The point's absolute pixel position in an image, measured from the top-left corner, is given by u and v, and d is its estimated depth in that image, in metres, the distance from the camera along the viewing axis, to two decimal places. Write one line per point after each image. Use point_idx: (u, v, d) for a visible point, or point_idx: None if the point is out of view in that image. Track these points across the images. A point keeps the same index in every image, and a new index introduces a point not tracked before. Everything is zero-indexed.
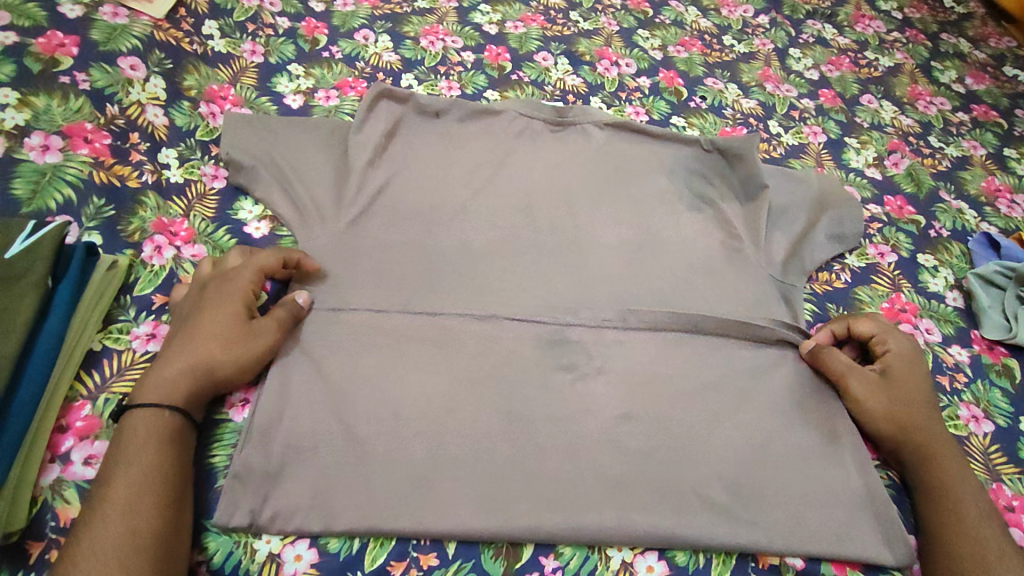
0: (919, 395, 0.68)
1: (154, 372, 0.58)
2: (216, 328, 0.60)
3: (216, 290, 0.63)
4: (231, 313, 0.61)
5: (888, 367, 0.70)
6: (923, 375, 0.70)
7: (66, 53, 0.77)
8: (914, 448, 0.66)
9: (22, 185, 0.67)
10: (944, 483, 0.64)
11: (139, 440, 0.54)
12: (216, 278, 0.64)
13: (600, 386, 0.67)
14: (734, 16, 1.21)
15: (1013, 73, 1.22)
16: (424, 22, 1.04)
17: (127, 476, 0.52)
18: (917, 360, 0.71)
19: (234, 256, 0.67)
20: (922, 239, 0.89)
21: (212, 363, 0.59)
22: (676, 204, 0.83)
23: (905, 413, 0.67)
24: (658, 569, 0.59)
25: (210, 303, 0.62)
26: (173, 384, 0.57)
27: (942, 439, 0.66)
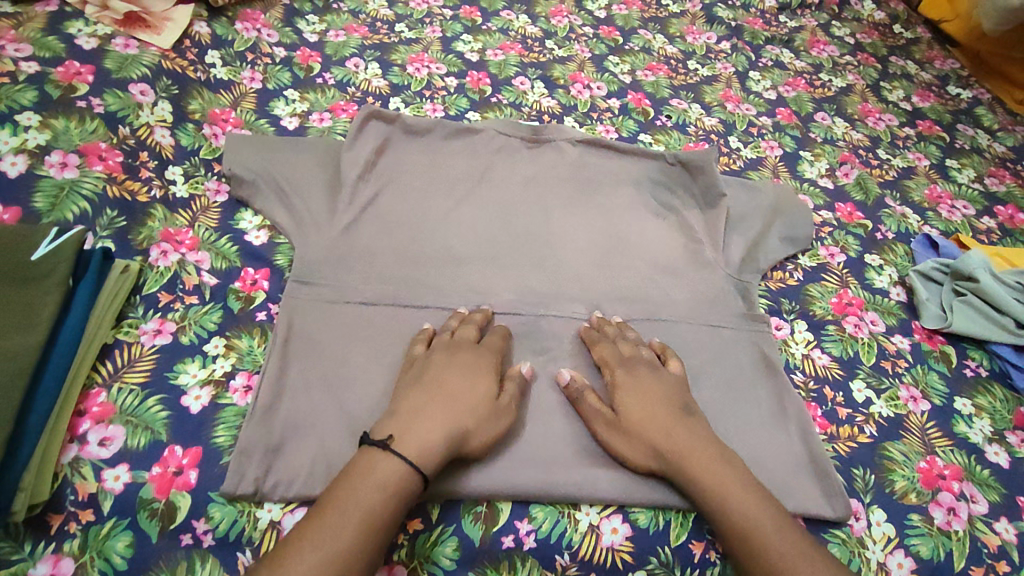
0: (672, 411, 0.66)
1: (418, 424, 0.59)
2: (473, 399, 0.63)
3: (479, 361, 0.67)
4: (472, 384, 0.64)
5: (618, 383, 0.69)
6: (650, 397, 0.67)
7: (82, 80, 0.84)
8: (671, 462, 0.63)
9: (43, 198, 0.73)
10: (714, 493, 0.61)
11: (386, 476, 0.55)
12: (445, 347, 0.68)
13: (569, 368, 0.73)
14: (698, 42, 1.31)
15: (956, 92, 1.32)
16: (411, 51, 1.13)
17: (366, 490, 0.54)
18: (641, 378, 0.69)
19: (471, 327, 0.71)
20: (869, 241, 0.97)
21: (466, 429, 0.61)
22: (642, 210, 0.91)
23: (647, 437, 0.65)
24: (622, 530, 0.65)
25: (479, 375, 0.66)
26: (433, 442, 0.58)
27: (694, 442, 0.64)
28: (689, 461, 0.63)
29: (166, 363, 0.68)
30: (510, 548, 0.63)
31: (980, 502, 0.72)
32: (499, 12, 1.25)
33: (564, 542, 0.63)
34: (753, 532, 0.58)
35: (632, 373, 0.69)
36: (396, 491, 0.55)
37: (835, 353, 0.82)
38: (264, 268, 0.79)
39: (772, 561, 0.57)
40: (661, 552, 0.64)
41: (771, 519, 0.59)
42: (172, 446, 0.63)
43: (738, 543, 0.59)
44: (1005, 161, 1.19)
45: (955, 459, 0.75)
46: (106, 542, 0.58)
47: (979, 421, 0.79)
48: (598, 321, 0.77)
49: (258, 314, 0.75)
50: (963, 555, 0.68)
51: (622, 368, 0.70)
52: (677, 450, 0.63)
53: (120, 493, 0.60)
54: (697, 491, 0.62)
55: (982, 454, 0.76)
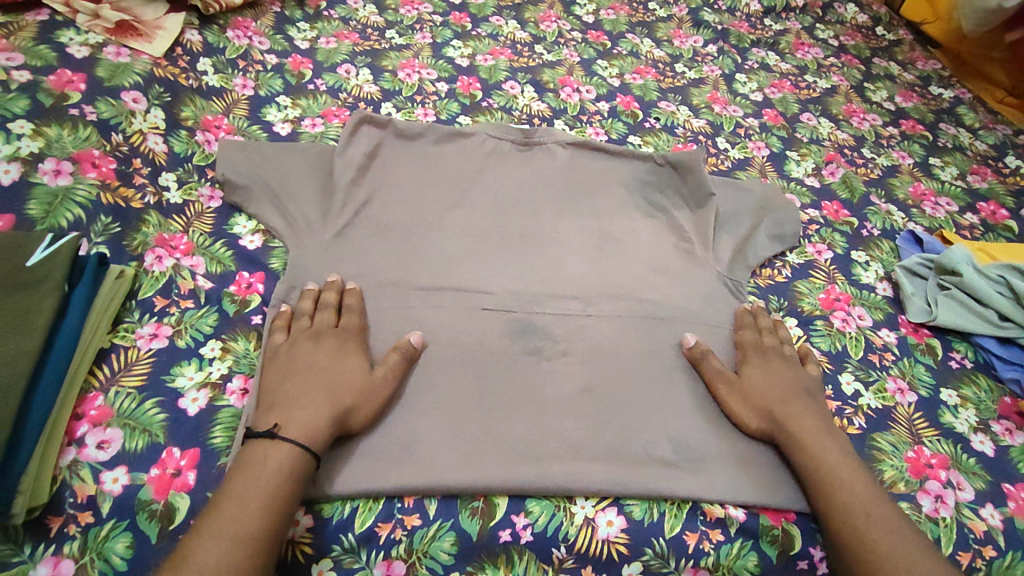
0: (797, 397, 0.73)
1: (297, 411, 0.61)
2: (343, 381, 0.65)
3: (338, 343, 0.69)
4: (342, 367, 0.66)
5: (748, 360, 0.76)
6: (779, 374, 0.75)
7: (75, 88, 0.85)
8: (793, 433, 0.69)
9: (37, 205, 0.74)
10: (824, 462, 0.67)
11: (274, 459, 0.57)
12: (306, 333, 0.69)
13: (563, 365, 0.74)
14: (685, 46, 1.33)
15: (938, 92, 1.35)
16: (401, 57, 1.14)
17: (254, 476, 0.56)
18: (774, 360, 0.76)
19: (327, 309, 0.72)
20: (855, 238, 0.99)
21: (345, 408, 0.63)
22: (632, 210, 0.92)
23: (775, 402, 0.72)
24: (617, 522, 0.65)
25: (344, 358, 0.68)
26: (314, 424, 0.60)
27: (816, 426, 0.70)
28: (804, 426, 0.70)
29: (162, 366, 0.69)
30: (507, 542, 0.63)
31: (966, 490, 0.73)
32: (489, 18, 1.27)
33: (560, 535, 0.64)
34: (846, 492, 0.64)
35: (765, 357, 0.77)
36: (289, 474, 0.57)
37: (824, 348, 0.84)
38: (259, 271, 0.80)
39: (858, 517, 0.63)
40: (656, 544, 0.65)
41: (864, 486, 0.65)
42: (170, 448, 0.64)
43: (827, 493, 0.65)
44: (987, 159, 1.21)
45: (942, 448, 0.76)
46: (106, 544, 0.58)
47: (965, 412, 0.81)
48: (757, 309, 0.83)
49: (253, 317, 0.76)
50: (951, 541, 0.69)
51: (755, 351, 0.78)
52: (799, 418, 0.70)
53: (119, 495, 0.60)
54: (800, 447, 0.69)
55: (968, 443, 0.78)
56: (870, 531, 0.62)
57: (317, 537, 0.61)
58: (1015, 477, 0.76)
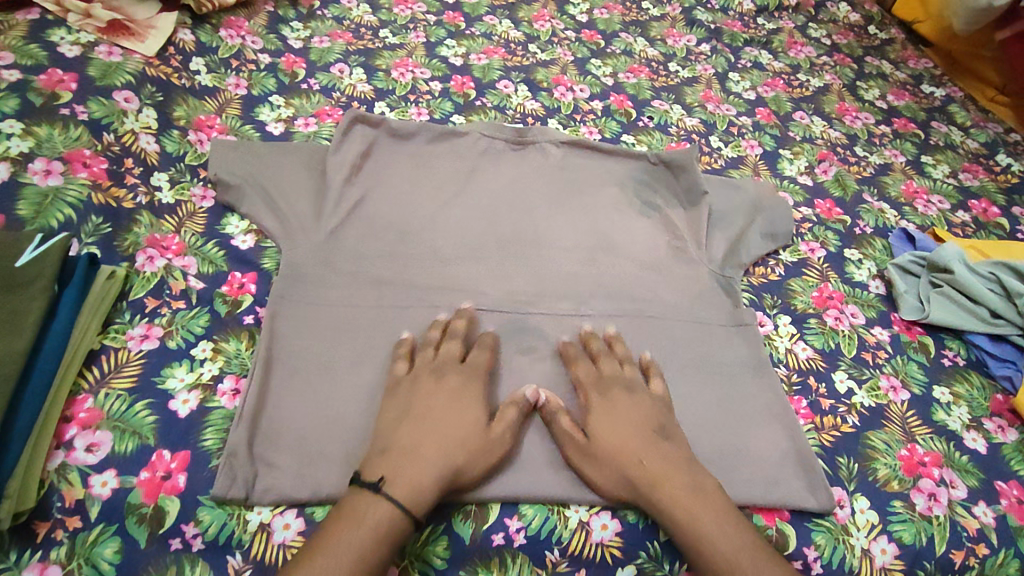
0: (607, 417, 0.67)
1: (412, 462, 0.59)
2: (461, 431, 0.63)
3: (460, 384, 0.67)
4: (462, 416, 0.64)
5: (591, 406, 0.68)
6: (645, 417, 0.67)
7: (65, 88, 0.84)
8: (626, 475, 0.63)
9: (27, 206, 0.73)
10: (653, 497, 0.62)
11: (373, 522, 0.55)
12: (429, 370, 0.68)
13: (557, 365, 0.74)
14: (678, 45, 1.33)
15: (930, 90, 1.36)
16: (395, 56, 1.14)
17: (348, 533, 0.54)
18: (631, 401, 0.68)
19: (453, 340, 0.71)
20: (848, 236, 0.99)
21: (458, 467, 0.61)
22: (626, 209, 0.92)
23: (612, 462, 0.64)
24: (611, 526, 0.65)
25: (465, 403, 0.65)
26: (422, 487, 0.58)
27: (666, 460, 0.64)
28: (663, 486, 0.62)
29: (153, 367, 0.68)
30: (500, 545, 0.63)
31: (959, 488, 0.74)
32: (482, 17, 1.27)
33: (554, 539, 0.64)
34: (732, 562, 0.57)
35: (607, 398, 0.69)
36: (385, 536, 0.55)
37: (818, 345, 0.84)
38: (252, 272, 0.80)
39: None
40: (650, 547, 0.65)
41: (747, 554, 0.58)
42: (160, 451, 0.63)
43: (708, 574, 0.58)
44: (979, 157, 1.21)
45: (935, 446, 0.77)
46: (94, 548, 0.58)
47: (958, 409, 0.81)
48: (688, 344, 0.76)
49: (245, 318, 0.75)
50: (944, 539, 0.70)
51: (596, 389, 0.70)
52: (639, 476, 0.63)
53: (108, 499, 0.60)
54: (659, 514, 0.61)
55: (961, 440, 0.78)
56: (733, 565, 0.57)
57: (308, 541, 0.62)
58: (1006, 473, 0.76)
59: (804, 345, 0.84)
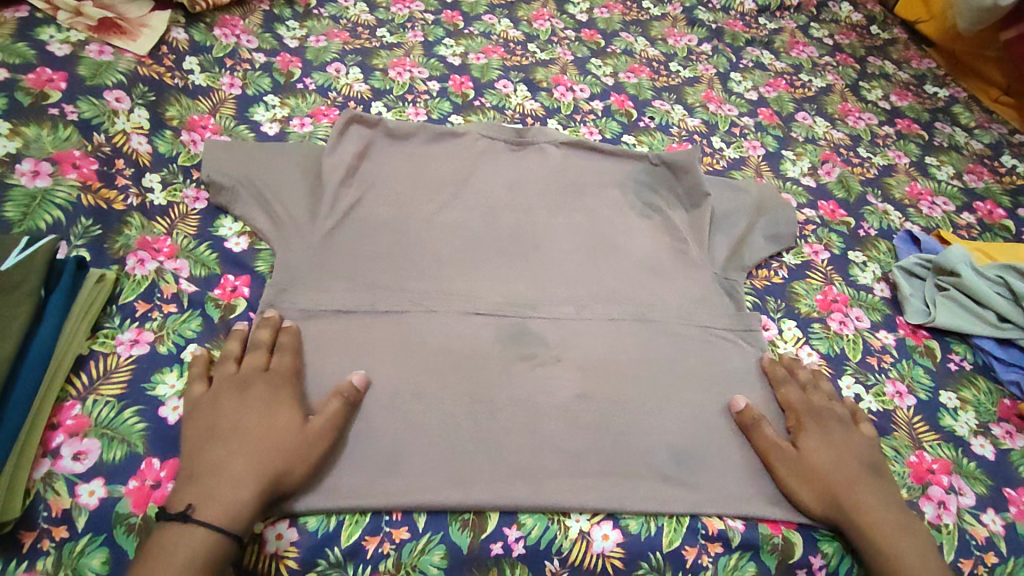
0: (837, 441, 0.69)
1: (220, 482, 0.56)
2: (259, 437, 0.59)
3: (268, 391, 0.63)
4: (270, 422, 0.61)
5: (804, 428, 0.70)
6: (856, 443, 0.69)
7: (55, 87, 0.83)
8: (835, 497, 0.65)
9: (14, 207, 0.71)
10: (866, 521, 0.64)
11: (185, 550, 0.52)
12: (233, 381, 0.63)
13: (557, 370, 0.73)
14: (679, 44, 1.32)
15: (933, 91, 1.34)
16: (392, 55, 1.12)
17: (159, 567, 0.51)
18: (841, 426, 0.71)
19: (258, 349, 0.66)
20: (852, 239, 0.98)
21: (275, 473, 0.58)
22: (626, 211, 0.91)
23: (827, 481, 0.66)
24: (613, 536, 0.64)
25: (275, 407, 0.62)
26: (237, 502, 0.55)
27: (875, 486, 0.66)
28: (879, 507, 0.65)
29: (142, 373, 0.67)
30: (499, 555, 0.61)
31: (967, 495, 0.72)
32: (481, 16, 1.25)
33: (554, 548, 0.62)
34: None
35: (822, 424, 0.70)
36: (201, 563, 0.52)
37: (823, 350, 0.82)
38: (245, 275, 0.78)
39: None
40: (652, 557, 0.63)
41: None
42: (150, 459, 0.62)
43: None
44: (983, 158, 1.20)
45: (943, 452, 0.75)
46: (81, 560, 0.56)
47: (965, 415, 0.80)
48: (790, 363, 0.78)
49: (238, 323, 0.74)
50: (953, 548, 0.68)
51: (809, 415, 0.71)
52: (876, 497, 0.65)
53: (95, 509, 0.58)
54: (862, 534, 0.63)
55: (969, 447, 0.77)
56: None
57: (302, 552, 0.59)
58: (1015, 480, 0.75)
59: (809, 350, 0.82)
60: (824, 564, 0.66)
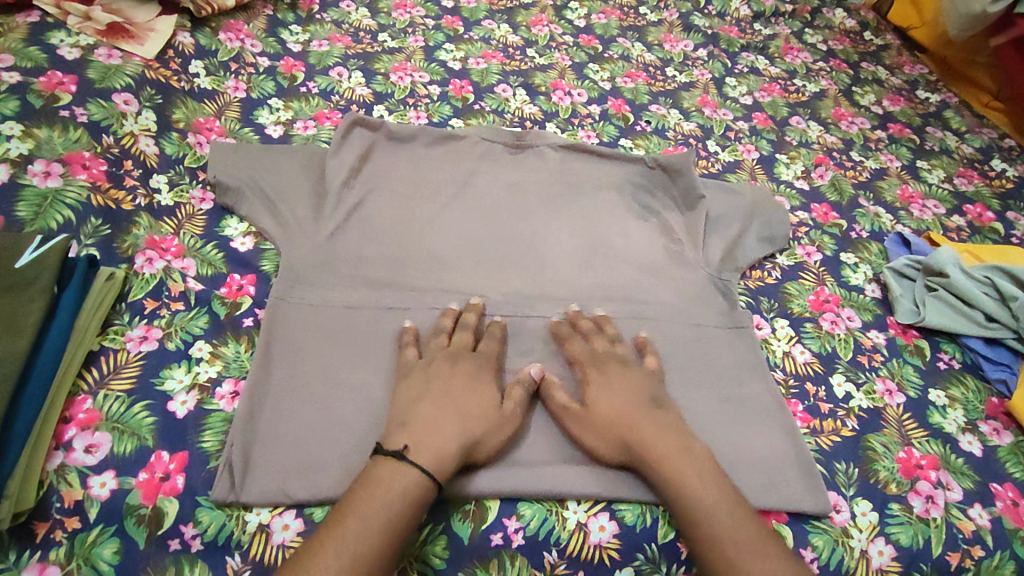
0: (609, 385, 0.69)
1: (431, 436, 0.61)
2: (482, 410, 0.65)
3: (476, 367, 0.69)
4: (472, 392, 0.66)
5: (589, 379, 0.70)
6: (618, 392, 0.68)
7: (65, 90, 0.84)
8: (642, 443, 0.64)
9: (25, 207, 0.73)
10: (646, 454, 0.64)
11: (400, 489, 0.57)
12: (477, 360, 0.70)
13: (556, 367, 0.75)
14: (676, 50, 1.34)
15: (925, 96, 1.37)
16: (394, 60, 1.15)
17: (376, 500, 0.56)
18: (611, 377, 0.70)
19: (464, 330, 0.73)
20: (844, 241, 1.00)
21: (477, 438, 0.63)
22: (623, 213, 0.93)
23: (598, 426, 0.66)
24: (609, 527, 0.65)
25: (481, 382, 0.67)
26: (443, 454, 0.60)
27: (670, 433, 0.65)
28: (660, 451, 0.64)
29: (151, 370, 0.68)
30: (499, 545, 0.63)
31: (955, 490, 0.74)
32: (481, 22, 1.27)
33: (552, 539, 0.64)
34: (706, 519, 0.60)
35: (602, 372, 0.71)
36: (413, 501, 0.57)
37: (815, 349, 0.84)
38: (251, 274, 0.80)
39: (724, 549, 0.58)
40: (648, 549, 0.65)
41: (728, 517, 0.60)
42: (159, 452, 0.63)
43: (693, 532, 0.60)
44: (973, 162, 1.22)
45: (931, 449, 0.77)
46: (93, 549, 0.58)
47: (953, 412, 0.82)
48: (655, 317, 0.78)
49: (244, 320, 0.76)
50: (939, 541, 0.70)
51: (592, 366, 0.72)
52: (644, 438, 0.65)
53: (107, 500, 0.60)
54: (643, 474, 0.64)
55: (956, 443, 0.79)
56: (713, 526, 0.59)
57: None
58: (1002, 476, 0.77)
59: (802, 348, 0.84)
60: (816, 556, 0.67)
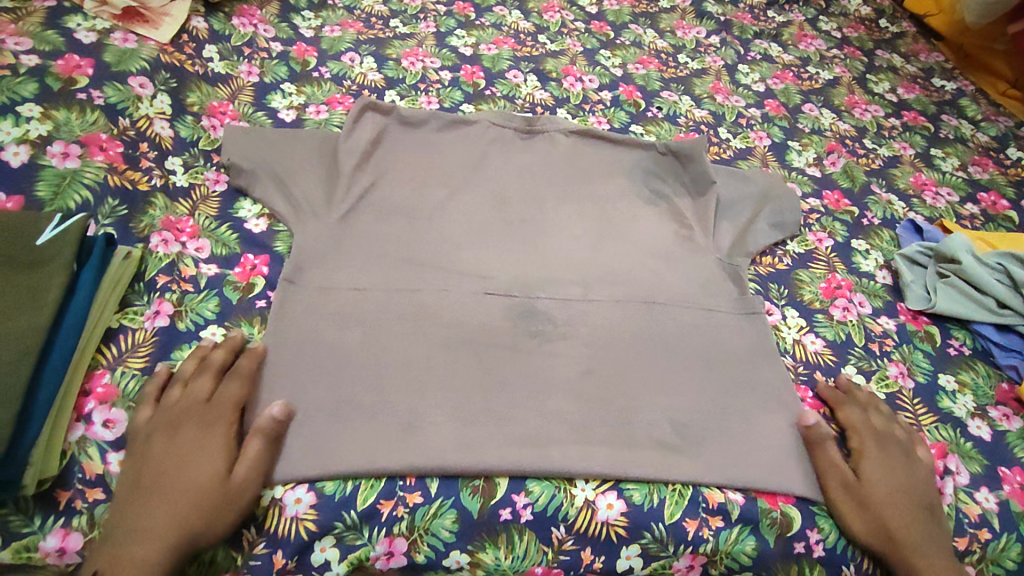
0: (899, 470, 0.70)
1: (128, 542, 0.55)
2: (202, 491, 0.58)
3: (199, 434, 0.61)
4: (195, 469, 0.59)
5: (865, 457, 0.71)
6: (897, 480, 0.70)
7: (82, 73, 0.85)
8: (894, 531, 0.66)
9: (46, 187, 0.74)
10: (915, 548, 0.66)
11: None
12: (189, 423, 0.62)
13: (565, 348, 0.75)
14: (688, 37, 1.33)
15: (940, 84, 1.35)
16: (405, 45, 1.15)
17: None
18: (891, 463, 0.71)
19: (202, 381, 0.65)
20: (855, 227, 1.00)
21: (193, 528, 0.57)
22: (633, 198, 0.93)
23: (876, 511, 0.67)
24: (617, 506, 0.66)
25: (203, 454, 0.60)
26: (148, 561, 0.54)
27: (935, 531, 0.67)
28: (925, 546, 0.66)
29: (164, 348, 0.70)
30: (507, 520, 0.64)
31: (964, 474, 0.74)
32: (492, 8, 1.27)
33: (561, 515, 0.65)
34: None
35: (881, 455, 0.72)
36: None
37: (828, 337, 0.84)
38: (264, 255, 0.81)
39: None
40: (655, 528, 0.65)
41: None
42: None
43: None
44: (989, 150, 1.21)
45: (941, 435, 0.77)
46: None
47: (963, 397, 0.82)
48: (851, 385, 0.79)
49: (256, 302, 0.77)
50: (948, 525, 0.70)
51: (871, 445, 0.72)
52: (916, 531, 0.67)
53: None
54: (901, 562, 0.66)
55: (967, 427, 0.79)
56: None
57: (320, 514, 0.62)
58: (1011, 460, 0.77)
59: (812, 333, 0.84)
60: (822, 538, 0.68)
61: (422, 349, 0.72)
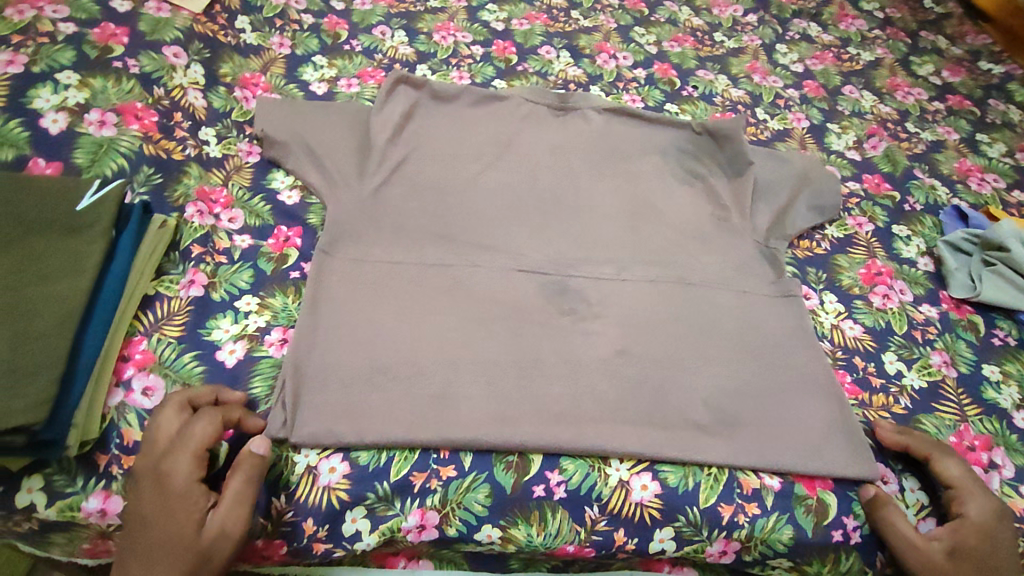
0: (992, 538, 0.63)
1: None
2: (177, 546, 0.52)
3: (166, 485, 0.54)
4: (167, 523, 0.53)
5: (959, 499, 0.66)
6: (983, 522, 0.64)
7: (118, 42, 0.84)
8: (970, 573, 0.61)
9: (83, 154, 0.74)
10: None
11: None
12: (152, 472, 0.55)
13: (599, 327, 0.74)
14: (725, 15, 1.29)
15: (987, 67, 1.30)
16: (436, 19, 1.13)
17: None
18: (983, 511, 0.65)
19: (168, 420, 0.57)
20: (897, 213, 0.97)
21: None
22: (669, 177, 0.91)
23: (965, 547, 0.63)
24: (651, 487, 0.65)
25: (172, 507, 0.53)
26: None
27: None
28: None
29: (199, 317, 0.70)
30: (541, 497, 0.64)
31: (1009, 469, 0.73)
32: None
33: (594, 495, 0.64)
34: None
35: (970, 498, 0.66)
36: None
37: (867, 324, 0.82)
38: (297, 227, 0.81)
39: None
40: (689, 512, 0.65)
41: None
42: None
43: None
44: None
45: (985, 428, 0.75)
46: None
47: (1008, 388, 0.80)
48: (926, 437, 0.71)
49: (290, 273, 0.77)
50: None
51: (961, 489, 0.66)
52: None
53: None
54: None
55: (1011, 419, 0.77)
56: None
57: (354, 483, 0.62)
58: None
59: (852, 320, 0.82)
60: (858, 525, 0.67)
61: (456, 324, 0.72)
